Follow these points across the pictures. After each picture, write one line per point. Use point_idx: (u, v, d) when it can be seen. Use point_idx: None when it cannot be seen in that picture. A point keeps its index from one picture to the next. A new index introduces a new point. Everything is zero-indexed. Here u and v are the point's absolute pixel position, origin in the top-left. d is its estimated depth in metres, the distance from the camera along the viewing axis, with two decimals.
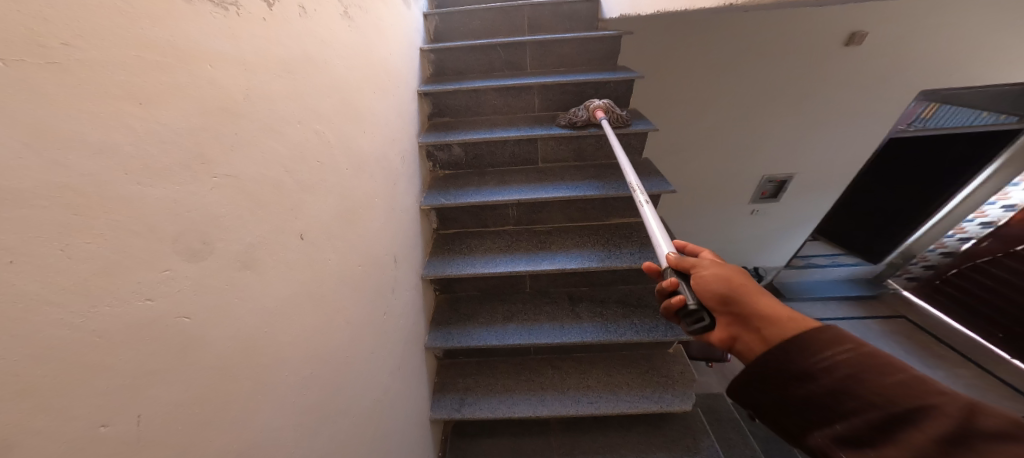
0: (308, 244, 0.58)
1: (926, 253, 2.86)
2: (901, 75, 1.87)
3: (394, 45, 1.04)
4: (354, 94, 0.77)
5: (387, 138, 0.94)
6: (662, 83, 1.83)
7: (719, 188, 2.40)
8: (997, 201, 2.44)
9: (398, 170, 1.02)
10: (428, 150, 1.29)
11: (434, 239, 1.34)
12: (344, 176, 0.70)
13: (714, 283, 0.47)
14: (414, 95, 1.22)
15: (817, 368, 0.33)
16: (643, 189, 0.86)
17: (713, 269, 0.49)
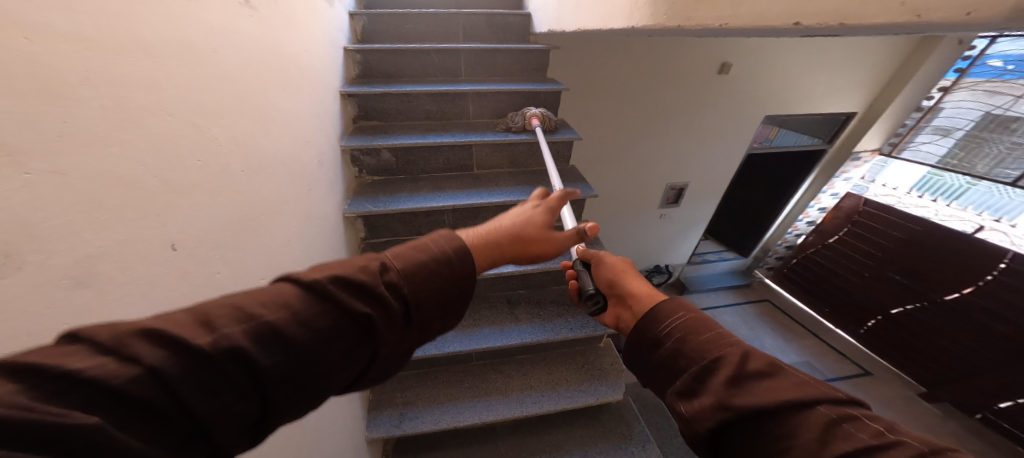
0: (182, 255, 0.51)
1: (777, 247, 3.50)
2: (767, 100, 2.33)
3: (313, 46, 0.98)
4: (253, 91, 0.69)
5: (298, 139, 0.86)
6: (588, 96, 1.98)
7: (639, 194, 2.68)
8: (817, 206, 3.16)
9: (314, 175, 0.94)
10: (352, 155, 1.22)
11: (361, 249, 1.26)
12: (237, 179, 0.63)
13: (605, 271, 0.63)
14: (334, 97, 1.14)
15: (667, 331, 0.45)
16: (565, 197, 0.99)
17: (604, 259, 0.65)
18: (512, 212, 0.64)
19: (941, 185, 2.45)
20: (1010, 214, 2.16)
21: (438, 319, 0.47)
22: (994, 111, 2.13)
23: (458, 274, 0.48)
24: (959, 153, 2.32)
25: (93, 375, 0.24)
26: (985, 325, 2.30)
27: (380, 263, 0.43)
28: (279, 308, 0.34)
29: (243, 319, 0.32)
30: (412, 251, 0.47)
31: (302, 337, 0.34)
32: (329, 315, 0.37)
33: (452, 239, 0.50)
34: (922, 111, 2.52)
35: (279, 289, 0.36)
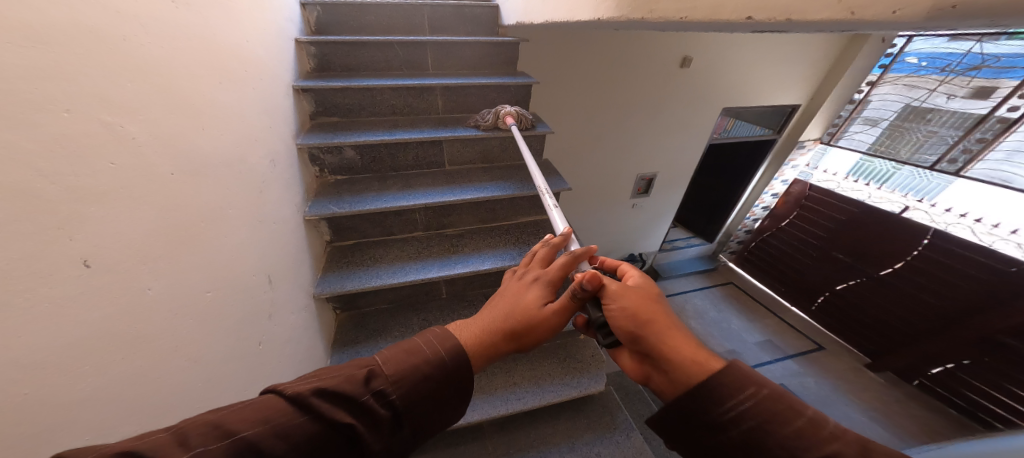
0: (98, 272, 0.45)
1: (737, 231, 3.76)
2: (723, 94, 2.46)
3: (258, 37, 0.90)
4: (181, 83, 0.60)
5: (245, 138, 0.79)
6: (557, 90, 1.99)
7: (610, 187, 2.76)
8: (771, 192, 3.41)
9: (265, 176, 0.86)
10: (311, 153, 1.14)
11: (327, 252, 1.20)
12: (168, 184, 0.56)
13: (623, 318, 0.58)
14: (286, 92, 1.06)
15: (735, 417, 0.44)
16: (549, 192, 1.00)
17: (619, 307, 0.59)
18: (511, 292, 0.68)
19: (871, 170, 2.74)
20: (930, 195, 2.43)
21: (426, 417, 0.53)
22: (914, 103, 2.40)
23: (450, 373, 0.55)
24: (885, 140, 2.59)
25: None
26: (911, 294, 2.61)
27: (369, 371, 0.50)
28: (259, 424, 0.42)
29: (222, 436, 0.40)
30: (402, 354, 0.54)
31: (281, 452, 0.42)
32: (307, 427, 0.44)
33: (443, 339, 0.57)
34: (853, 103, 2.78)
35: (267, 402, 0.45)
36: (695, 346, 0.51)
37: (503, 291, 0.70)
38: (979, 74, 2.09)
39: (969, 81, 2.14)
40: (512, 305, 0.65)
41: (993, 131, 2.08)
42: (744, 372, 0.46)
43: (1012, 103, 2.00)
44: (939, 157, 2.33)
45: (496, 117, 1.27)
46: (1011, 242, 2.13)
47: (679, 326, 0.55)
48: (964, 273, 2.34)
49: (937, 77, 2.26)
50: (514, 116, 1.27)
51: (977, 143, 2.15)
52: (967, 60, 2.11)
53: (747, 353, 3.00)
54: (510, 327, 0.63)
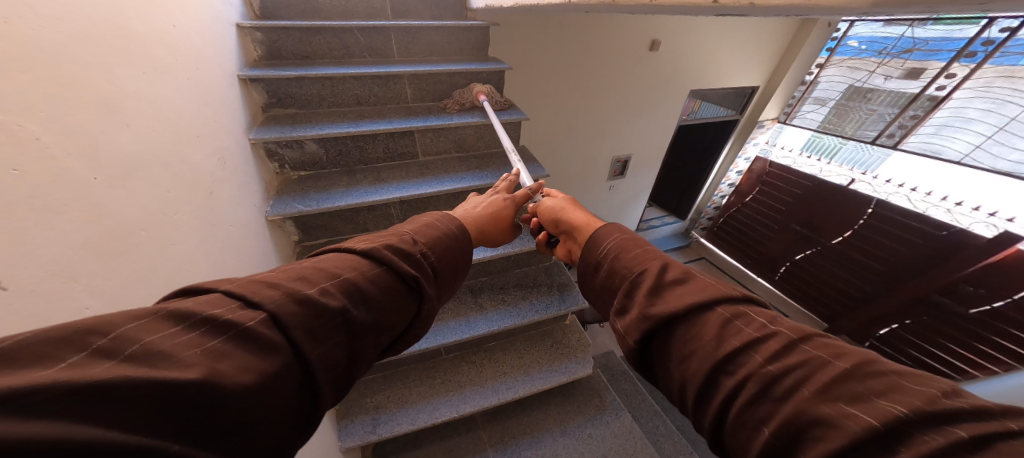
0: (18, 294, 0.40)
1: (706, 209, 3.94)
2: (689, 77, 2.53)
3: (190, 20, 0.82)
4: (94, 77, 0.53)
5: (187, 135, 0.72)
6: (529, 76, 1.97)
7: (586, 171, 2.79)
8: (736, 170, 3.58)
9: (215, 175, 0.80)
10: (268, 149, 1.06)
11: (296, 253, 1.16)
12: (93, 190, 0.50)
13: (552, 218, 0.77)
14: (230, 82, 0.97)
15: (601, 255, 0.58)
16: (518, 154, 1.09)
17: (547, 205, 0.80)
18: (494, 198, 0.83)
19: (822, 146, 2.96)
20: (871, 167, 2.67)
21: (456, 278, 0.63)
22: (856, 84, 2.60)
23: (465, 245, 0.66)
24: (833, 119, 2.80)
25: (235, 318, 0.35)
26: (858, 260, 2.87)
27: (408, 237, 0.57)
28: (354, 271, 0.47)
29: (331, 276, 0.45)
30: (429, 228, 0.62)
31: (374, 292, 0.47)
32: (385, 276, 0.50)
33: (453, 219, 0.67)
34: (805, 85, 2.93)
35: (343, 257, 0.50)
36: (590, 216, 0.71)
37: (479, 200, 0.84)
38: (912, 56, 2.28)
39: (903, 63, 2.33)
40: (491, 207, 0.79)
41: (924, 109, 2.28)
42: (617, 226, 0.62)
43: (939, 82, 2.20)
44: (880, 132, 2.52)
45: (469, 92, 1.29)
46: (942, 208, 2.37)
47: (584, 209, 0.76)
48: (904, 238, 2.58)
49: (876, 59, 2.46)
50: (485, 90, 1.31)
51: (912, 119, 2.36)
52: (902, 43, 2.31)
53: None
54: (491, 224, 0.77)
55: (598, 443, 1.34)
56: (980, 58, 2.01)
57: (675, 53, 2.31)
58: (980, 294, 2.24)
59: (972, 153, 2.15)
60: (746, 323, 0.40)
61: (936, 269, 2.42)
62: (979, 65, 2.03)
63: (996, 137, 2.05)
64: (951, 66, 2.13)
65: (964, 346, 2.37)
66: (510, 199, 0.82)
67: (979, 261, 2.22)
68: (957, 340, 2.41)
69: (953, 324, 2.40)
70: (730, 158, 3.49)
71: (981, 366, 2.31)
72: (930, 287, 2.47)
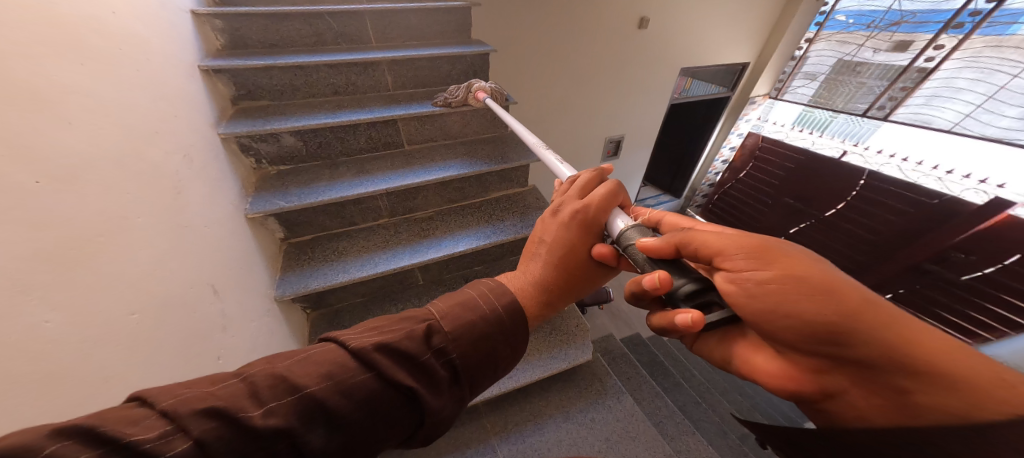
0: None
1: (701, 186, 3.97)
2: (678, 55, 2.49)
3: (142, 11, 0.76)
4: (34, 76, 0.50)
5: (146, 132, 0.68)
6: (513, 58, 1.91)
7: (578, 155, 2.75)
8: (728, 147, 3.57)
9: (183, 173, 0.76)
10: (242, 144, 1.03)
11: (283, 251, 1.11)
12: (37, 196, 0.47)
13: (813, 308, 0.38)
14: (192, 75, 0.91)
15: None
16: (552, 151, 0.93)
17: (788, 276, 0.39)
18: (561, 239, 0.64)
19: (813, 120, 2.98)
20: (862, 139, 2.67)
21: (485, 374, 0.54)
22: (845, 58, 2.60)
23: (505, 328, 0.54)
24: (824, 92, 2.81)
25: (158, 447, 0.33)
26: (851, 233, 2.90)
27: (428, 326, 0.50)
28: (324, 380, 0.42)
29: (292, 391, 0.40)
30: (458, 311, 0.53)
31: (344, 409, 0.42)
32: (370, 386, 0.44)
33: (499, 294, 0.57)
34: (794, 60, 2.87)
35: (328, 357, 0.44)
36: (943, 340, 0.34)
37: (540, 237, 0.68)
38: (900, 29, 2.27)
39: (891, 36, 2.33)
40: (554, 256, 0.63)
41: (913, 81, 2.28)
42: None
43: (928, 53, 2.19)
44: (870, 105, 2.54)
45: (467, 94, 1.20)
46: (933, 177, 2.38)
47: (828, 271, 0.39)
48: (896, 209, 2.61)
49: (865, 33, 2.46)
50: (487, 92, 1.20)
51: (901, 91, 2.36)
52: (889, 17, 2.29)
53: None
54: (562, 280, 0.63)
55: (601, 426, 1.36)
56: (968, 28, 2.01)
57: (662, 31, 2.26)
58: (972, 260, 2.26)
59: (962, 122, 2.15)
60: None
61: (929, 236, 2.45)
62: (967, 35, 2.03)
63: (986, 105, 2.05)
64: (939, 38, 2.12)
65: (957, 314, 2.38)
66: (588, 222, 0.63)
67: (971, 228, 2.25)
68: (950, 308, 2.42)
69: (945, 292, 2.43)
70: (721, 137, 3.48)
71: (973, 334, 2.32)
72: (922, 255, 2.51)
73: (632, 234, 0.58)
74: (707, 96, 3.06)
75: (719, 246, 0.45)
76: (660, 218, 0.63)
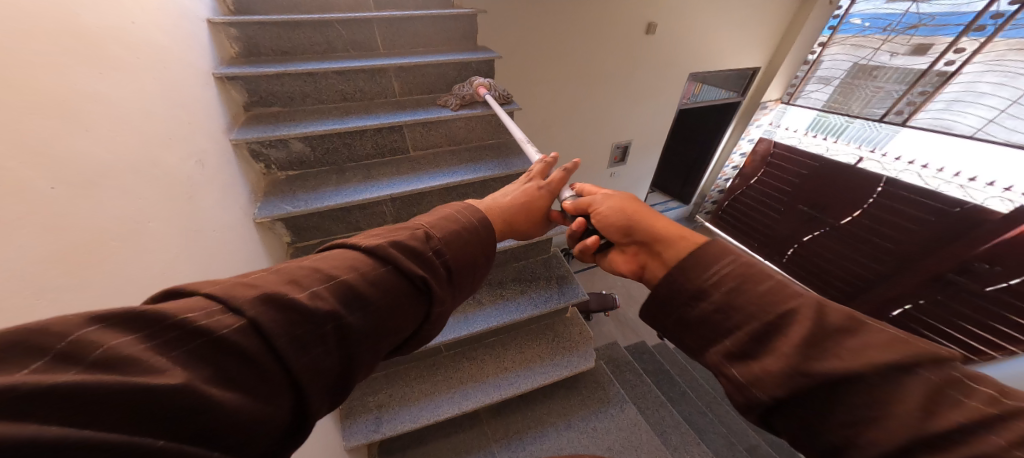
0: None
1: (711, 192, 3.88)
2: (687, 59, 2.47)
3: (160, 19, 0.79)
4: (53, 85, 0.51)
5: (160, 138, 0.70)
6: (520, 63, 1.91)
7: (585, 160, 2.74)
8: (739, 152, 3.51)
9: (195, 179, 0.78)
10: (251, 150, 1.05)
11: (290, 254, 1.14)
12: (53, 201, 0.49)
13: (616, 220, 0.64)
14: (205, 82, 0.93)
15: (709, 285, 0.46)
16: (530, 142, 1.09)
17: (614, 208, 0.66)
18: (524, 194, 0.81)
19: (828, 125, 2.89)
20: (880, 144, 2.60)
21: (473, 274, 0.61)
22: (861, 62, 2.54)
23: (485, 239, 0.63)
24: (839, 97, 2.75)
25: (209, 325, 0.33)
26: (868, 241, 2.81)
27: (424, 231, 0.56)
28: (352, 271, 0.45)
29: (327, 278, 0.43)
30: (443, 223, 0.60)
31: (374, 295, 0.46)
32: (389, 276, 0.48)
33: (472, 212, 0.65)
34: (808, 64, 2.87)
35: (347, 256, 0.48)
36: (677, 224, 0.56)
37: (506, 190, 0.85)
38: (918, 32, 2.23)
39: (908, 39, 2.28)
40: (518, 198, 0.80)
41: (934, 84, 2.22)
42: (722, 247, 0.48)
43: (948, 57, 2.14)
44: (887, 109, 2.48)
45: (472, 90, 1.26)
46: (955, 185, 2.30)
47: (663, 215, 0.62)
48: (915, 217, 2.52)
49: (881, 36, 2.40)
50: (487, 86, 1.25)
51: (920, 96, 2.30)
52: (906, 19, 2.24)
53: None
54: (520, 220, 0.78)
55: (603, 436, 1.33)
56: (990, 31, 1.96)
57: (671, 36, 2.25)
58: (996, 271, 2.15)
59: (985, 127, 2.09)
60: (965, 394, 0.32)
61: (949, 248, 2.36)
62: (989, 38, 1.98)
63: (1010, 111, 1.98)
64: (960, 41, 2.07)
65: (977, 325, 2.27)
66: (545, 189, 0.83)
67: (996, 237, 2.15)
68: (972, 319, 2.30)
69: (967, 302, 2.30)
70: (732, 142, 3.42)
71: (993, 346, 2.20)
72: (942, 266, 2.39)
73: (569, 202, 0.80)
74: (717, 100, 3.02)
75: (591, 201, 0.73)
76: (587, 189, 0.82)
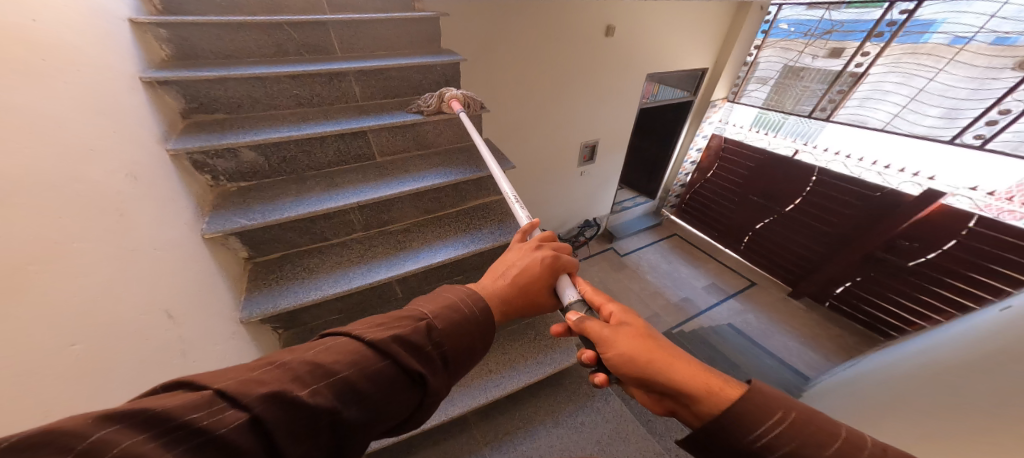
0: None
1: (674, 187, 4.08)
2: (643, 62, 2.61)
3: (70, 13, 0.69)
4: None
5: (82, 146, 0.62)
6: (486, 67, 1.91)
7: (555, 160, 2.78)
8: (696, 148, 3.75)
9: (125, 193, 0.69)
10: (193, 161, 0.95)
11: (247, 271, 1.03)
12: None
13: (630, 366, 0.58)
14: (130, 87, 0.82)
15: (759, 446, 0.49)
16: (519, 199, 1.03)
17: (622, 354, 0.58)
18: (520, 285, 0.72)
19: (768, 122, 3.18)
20: (812, 138, 2.90)
21: (470, 361, 0.63)
22: (790, 63, 2.81)
23: (484, 329, 0.64)
24: (774, 96, 3.01)
25: (212, 424, 0.37)
26: (809, 224, 3.13)
27: (426, 323, 0.58)
28: (353, 367, 0.48)
29: (325, 376, 0.46)
30: (447, 311, 0.62)
31: (370, 391, 0.48)
32: (387, 371, 0.50)
33: (475, 299, 0.66)
34: (747, 66, 3.10)
35: (350, 347, 0.50)
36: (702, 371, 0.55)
37: (510, 262, 0.77)
38: (832, 37, 2.51)
39: (826, 44, 2.56)
40: (519, 279, 0.73)
41: (848, 84, 2.52)
42: (765, 403, 0.50)
43: (857, 60, 2.44)
44: (814, 106, 2.76)
45: (441, 102, 1.20)
46: (874, 172, 2.62)
47: (674, 350, 0.58)
48: (846, 201, 2.84)
49: (803, 41, 2.67)
50: (461, 99, 1.20)
51: (838, 94, 2.60)
52: (823, 26, 2.52)
53: (698, 297, 3.25)
54: (520, 307, 0.72)
55: (591, 429, 1.35)
56: (887, 37, 2.27)
57: (626, 40, 2.37)
58: (915, 248, 2.51)
59: (892, 121, 2.40)
60: None
61: (875, 228, 2.69)
62: (886, 44, 2.29)
63: (910, 106, 2.30)
64: (865, 45, 2.38)
65: (908, 298, 2.66)
66: (542, 276, 0.74)
67: (911, 216, 2.48)
68: (900, 293, 2.69)
69: (898, 278, 2.67)
70: (687, 139, 3.65)
71: (926, 315, 2.59)
72: (872, 245, 2.74)
73: (576, 305, 0.72)
74: (672, 100, 3.21)
75: (590, 328, 0.63)
76: (586, 293, 0.74)
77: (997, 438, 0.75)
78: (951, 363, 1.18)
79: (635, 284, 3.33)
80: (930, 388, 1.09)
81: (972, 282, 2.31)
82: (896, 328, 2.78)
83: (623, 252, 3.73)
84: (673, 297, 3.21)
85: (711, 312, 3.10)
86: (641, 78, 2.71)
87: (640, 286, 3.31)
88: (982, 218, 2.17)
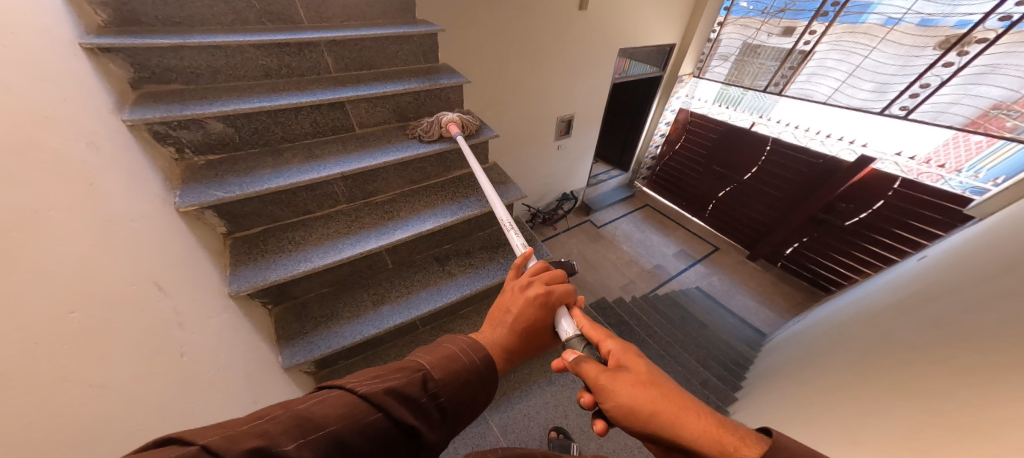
0: None
1: (646, 160, 4.24)
2: (615, 36, 2.63)
3: None
4: None
5: (41, 114, 0.56)
6: (461, 37, 1.84)
7: (532, 134, 2.80)
8: (665, 122, 3.89)
9: (91, 164, 0.63)
10: (155, 133, 0.87)
11: (228, 246, 0.99)
12: None
13: (636, 419, 0.54)
14: (74, 54, 0.74)
15: None
16: (515, 226, 1.00)
17: (625, 406, 0.55)
18: (519, 329, 0.73)
19: (730, 97, 3.36)
20: (767, 112, 3.11)
21: (467, 413, 0.65)
22: (748, 41, 2.94)
23: (484, 379, 0.67)
24: (735, 72, 3.16)
25: None
26: (766, 192, 3.39)
27: (423, 374, 0.60)
28: (343, 420, 0.50)
29: (314, 430, 0.48)
30: (446, 361, 0.64)
31: (360, 446, 0.50)
32: (380, 425, 0.53)
33: (476, 349, 0.68)
34: (710, 42, 3.21)
35: (343, 399, 0.52)
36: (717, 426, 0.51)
37: (505, 307, 0.77)
38: (785, 16, 2.63)
39: (779, 22, 2.68)
40: (517, 325, 0.73)
41: (797, 61, 2.70)
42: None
43: (806, 38, 2.59)
44: (769, 81, 2.94)
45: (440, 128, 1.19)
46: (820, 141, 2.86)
47: (684, 400, 0.54)
48: (797, 169, 3.10)
49: (761, 18, 2.77)
50: (458, 123, 1.20)
51: (790, 70, 2.78)
52: (777, 4, 2.61)
53: (669, 263, 3.47)
54: (522, 350, 0.74)
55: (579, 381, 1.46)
56: (831, 17, 2.41)
57: (599, 14, 2.37)
58: (852, 208, 2.82)
59: (834, 95, 2.62)
60: None
61: (819, 194, 2.98)
62: (830, 23, 2.44)
63: (849, 82, 2.51)
64: (812, 24, 2.51)
65: (846, 255, 2.98)
66: (541, 318, 0.74)
67: (848, 181, 2.76)
68: (840, 251, 3.00)
69: (839, 237, 2.97)
70: (657, 114, 3.78)
71: (859, 270, 2.92)
72: (818, 208, 3.04)
73: (575, 343, 0.71)
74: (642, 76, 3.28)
75: (589, 374, 0.60)
76: (586, 328, 0.72)
77: (915, 355, 0.90)
78: (884, 302, 1.37)
79: (612, 252, 3.49)
80: (869, 324, 1.27)
81: (899, 239, 2.62)
82: (835, 283, 3.12)
83: (600, 224, 3.87)
84: (647, 265, 3.40)
85: (681, 276, 3.33)
86: (613, 53, 2.74)
87: (617, 255, 3.48)
88: (904, 180, 2.46)
